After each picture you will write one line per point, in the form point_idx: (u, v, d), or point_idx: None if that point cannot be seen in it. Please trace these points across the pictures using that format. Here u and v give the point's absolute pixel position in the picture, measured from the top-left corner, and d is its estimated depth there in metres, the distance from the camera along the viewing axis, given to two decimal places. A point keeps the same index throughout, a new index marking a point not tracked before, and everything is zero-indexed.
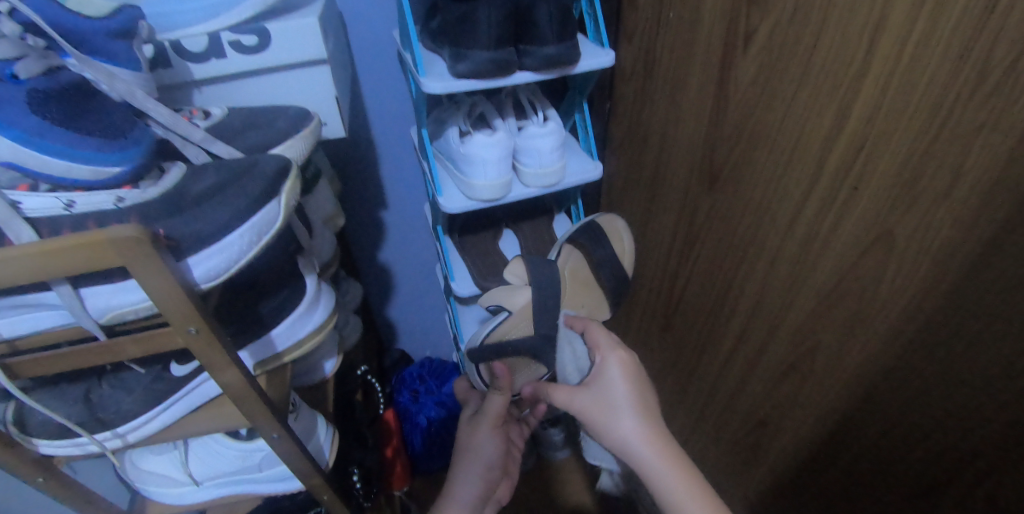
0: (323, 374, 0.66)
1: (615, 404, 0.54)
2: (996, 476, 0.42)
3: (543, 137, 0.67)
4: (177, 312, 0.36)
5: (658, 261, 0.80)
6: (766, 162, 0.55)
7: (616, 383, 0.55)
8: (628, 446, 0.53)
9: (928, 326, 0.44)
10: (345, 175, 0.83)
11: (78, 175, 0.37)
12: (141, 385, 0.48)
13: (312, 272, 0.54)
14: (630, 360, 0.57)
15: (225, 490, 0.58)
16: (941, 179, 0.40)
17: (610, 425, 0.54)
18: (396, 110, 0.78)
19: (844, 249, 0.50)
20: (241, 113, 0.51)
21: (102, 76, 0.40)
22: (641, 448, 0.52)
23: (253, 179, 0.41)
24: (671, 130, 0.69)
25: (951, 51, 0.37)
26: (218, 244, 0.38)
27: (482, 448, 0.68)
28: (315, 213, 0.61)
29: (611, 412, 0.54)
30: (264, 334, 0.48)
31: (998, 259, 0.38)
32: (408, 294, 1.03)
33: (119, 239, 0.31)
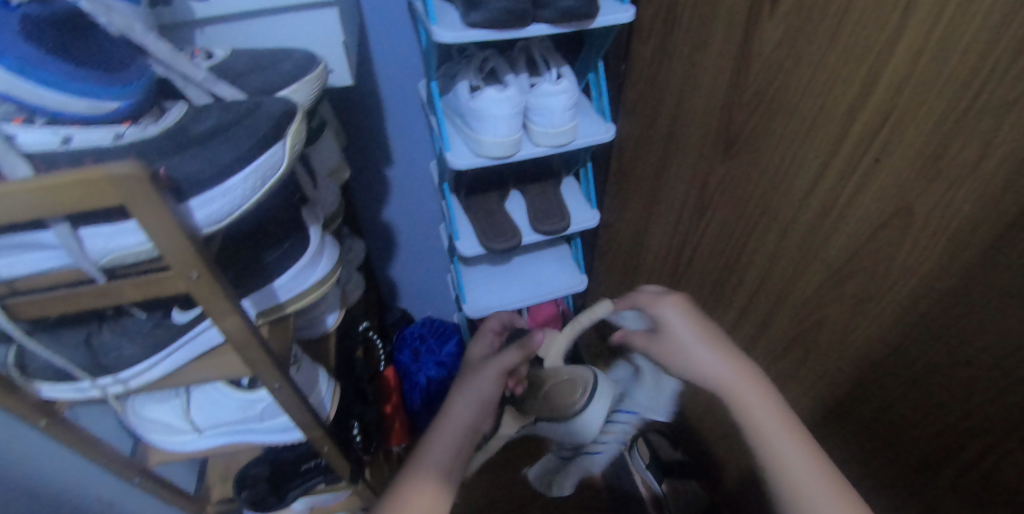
0: (326, 328, 0.65)
1: (682, 342, 0.56)
2: (998, 456, 0.42)
3: (555, 95, 0.65)
4: (179, 257, 0.35)
5: (665, 228, 0.79)
6: (785, 130, 0.53)
7: (677, 323, 0.57)
8: (716, 378, 0.53)
9: (940, 302, 0.43)
10: (350, 129, 0.81)
11: (75, 109, 0.36)
12: (141, 331, 0.47)
13: (316, 223, 0.53)
14: (684, 301, 0.59)
15: (227, 439, 0.58)
16: (968, 154, 0.38)
17: (693, 358, 0.55)
18: (404, 63, 0.75)
19: (859, 222, 0.48)
20: (244, 54, 0.49)
21: (98, 8, 0.36)
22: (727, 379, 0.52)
23: (256, 120, 0.39)
24: (687, 93, 0.66)
25: (992, 17, 0.35)
26: (221, 188, 0.37)
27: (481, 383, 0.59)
28: (320, 164, 0.60)
29: (682, 351, 0.56)
30: (266, 284, 0.47)
31: (1020, 238, 0.37)
32: (410, 254, 1.03)
33: (117, 176, 0.30)
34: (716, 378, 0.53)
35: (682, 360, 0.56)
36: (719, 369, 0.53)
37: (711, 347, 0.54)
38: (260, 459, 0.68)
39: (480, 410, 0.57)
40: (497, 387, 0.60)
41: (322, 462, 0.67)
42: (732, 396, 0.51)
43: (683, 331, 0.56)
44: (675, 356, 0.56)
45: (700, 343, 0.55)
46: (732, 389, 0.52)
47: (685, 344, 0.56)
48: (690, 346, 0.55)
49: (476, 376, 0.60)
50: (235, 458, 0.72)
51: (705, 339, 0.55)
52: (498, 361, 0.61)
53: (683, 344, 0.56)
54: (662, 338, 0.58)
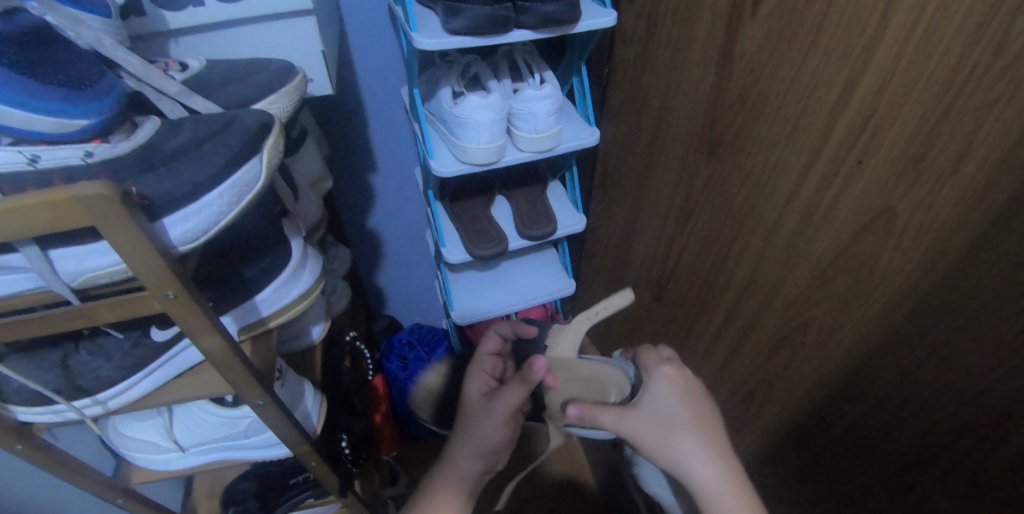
0: (311, 340, 0.64)
1: (670, 421, 0.50)
2: (984, 454, 0.43)
3: (538, 100, 0.65)
4: (154, 277, 0.34)
5: (651, 231, 0.79)
6: (768, 133, 0.54)
7: (669, 397, 0.52)
8: (690, 469, 0.48)
9: (923, 303, 0.44)
10: (332, 136, 0.80)
11: (43, 128, 0.35)
12: (119, 351, 0.46)
13: (297, 236, 0.52)
14: (678, 373, 0.55)
15: (211, 456, 0.57)
16: (948, 155, 0.39)
17: (675, 442, 0.49)
18: (386, 69, 0.74)
19: (843, 225, 0.49)
20: (219, 65, 0.48)
21: (66, 22, 0.37)
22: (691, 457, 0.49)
23: (232, 134, 0.38)
24: (671, 96, 0.66)
25: (970, 20, 0.35)
26: (196, 205, 0.36)
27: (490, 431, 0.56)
28: (301, 174, 0.59)
29: (665, 427, 0.50)
30: (247, 299, 0.47)
31: (1000, 239, 0.37)
32: (397, 261, 1.02)
33: (86, 197, 0.29)
34: (688, 468, 0.49)
35: (640, 439, 0.51)
36: (696, 462, 0.48)
37: (681, 426, 0.50)
38: (246, 475, 0.66)
39: (486, 461, 0.56)
40: (504, 433, 0.56)
41: (310, 476, 0.66)
42: (693, 481, 0.48)
43: (676, 407, 0.51)
44: (653, 435, 0.50)
45: (664, 422, 0.51)
46: (697, 474, 0.48)
47: (656, 429, 0.50)
48: (650, 435, 0.50)
49: (481, 423, 0.56)
50: (221, 474, 0.71)
51: (687, 418, 0.50)
52: (502, 404, 0.56)
53: (670, 423, 0.50)
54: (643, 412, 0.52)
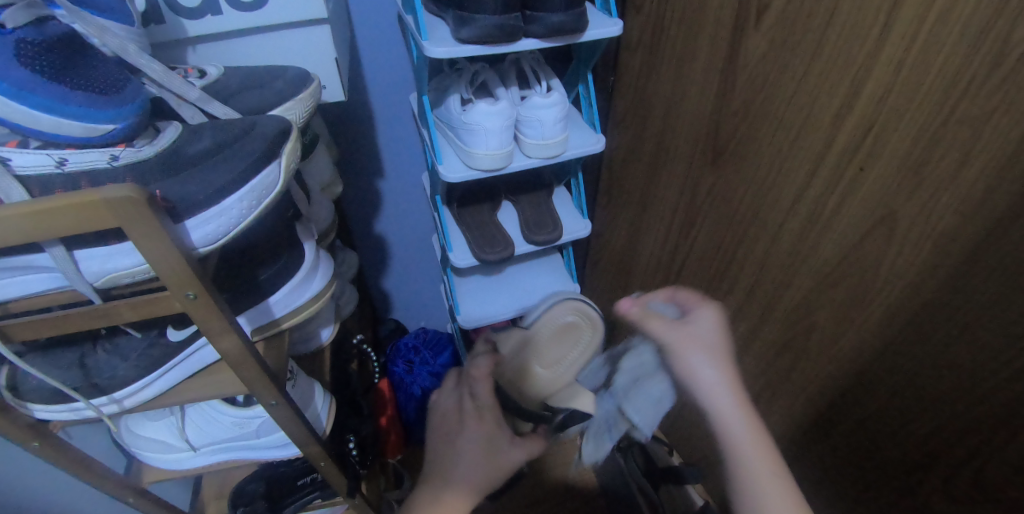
0: (320, 342, 0.65)
1: (700, 351, 0.53)
2: (986, 456, 0.43)
3: (545, 108, 0.66)
4: (174, 278, 0.35)
5: (656, 237, 0.80)
6: (771, 141, 0.55)
7: (708, 329, 0.56)
8: (716, 395, 0.50)
9: (925, 308, 0.45)
10: (341, 142, 0.81)
11: (71, 132, 0.36)
12: (137, 351, 0.47)
13: (310, 239, 0.53)
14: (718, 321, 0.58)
15: (221, 456, 0.58)
16: (949, 164, 0.40)
17: (705, 372, 0.51)
18: (396, 76, 0.76)
19: (846, 230, 0.50)
20: (237, 72, 0.49)
21: (93, 30, 0.38)
22: (720, 401, 0.49)
23: (252, 140, 0.39)
24: (676, 103, 0.68)
25: (969, 32, 0.36)
26: (217, 208, 0.37)
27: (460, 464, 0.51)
28: (312, 179, 0.60)
29: (701, 349, 0.53)
30: (262, 301, 0.48)
31: (999, 244, 0.38)
32: (403, 265, 1.03)
33: (116, 199, 0.30)
34: (715, 402, 0.50)
35: (681, 354, 0.53)
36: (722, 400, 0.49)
37: (718, 363, 0.52)
38: (255, 475, 0.67)
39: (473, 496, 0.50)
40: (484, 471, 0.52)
41: (318, 477, 0.67)
42: (722, 425, 0.48)
43: (710, 337, 0.55)
44: (684, 353, 0.53)
45: (707, 353, 0.53)
46: (726, 419, 0.49)
47: (699, 346, 0.53)
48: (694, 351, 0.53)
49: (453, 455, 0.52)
50: (230, 475, 0.71)
51: (719, 353, 0.53)
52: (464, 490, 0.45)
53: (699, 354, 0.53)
54: (683, 331, 0.55)
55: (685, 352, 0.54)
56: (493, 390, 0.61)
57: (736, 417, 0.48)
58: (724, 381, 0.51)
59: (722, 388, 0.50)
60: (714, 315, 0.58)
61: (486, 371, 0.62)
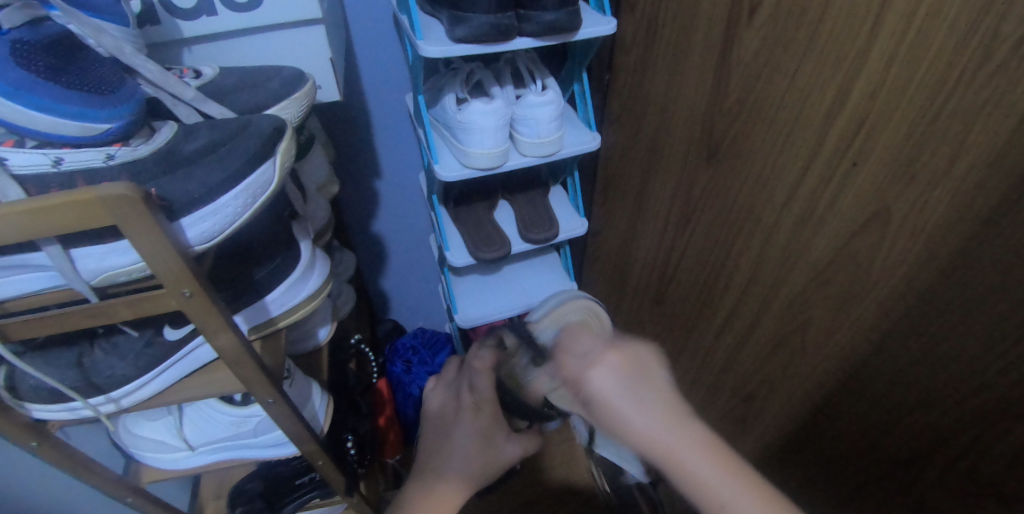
0: (317, 341, 0.65)
1: (619, 408, 0.41)
2: (979, 448, 0.44)
3: (540, 106, 0.66)
4: (171, 275, 0.36)
5: (652, 234, 0.81)
6: (765, 137, 0.55)
7: (614, 376, 0.42)
8: (652, 444, 0.40)
9: (918, 301, 0.45)
10: (338, 142, 0.81)
11: (67, 131, 0.36)
12: (134, 349, 0.47)
13: (306, 238, 0.53)
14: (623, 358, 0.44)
15: (219, 455, 0.58)
16: (940, 158, 0.40)
17: (628, 426, 0.41)
18: (392, 76, 0.76)
19: (839, 225, 0.50)
20: (233, 72, 0.49)
21: (89, 31, 0.38)
22: (666, 448, 0.40)
23: (247, 138, 0.40)
24: (670, 102, 0.68)
25: (958, 27, 0.36)
26: (212, 207, 0.37)
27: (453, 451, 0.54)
28: (309, 178, 0.60)
29: (609, 400, 0.42)
30: (258, 299, 0.48)
31: (991, 237, 0.38)
32: (401, 265, 1.03)
33: (112, 197, 0.30)
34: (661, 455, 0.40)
35: (610, 421, 0.42)
36: (667, 452, 0.40)
37: (648, 402, 0.41)
38: (254, 475, 0.67)
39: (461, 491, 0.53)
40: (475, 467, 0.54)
41: (317, 476, 0.67)
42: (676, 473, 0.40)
43: (622, 385, 0.42)
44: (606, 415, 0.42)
45: (620, 390, 0.42)
46: (676, 466, 0.40)
47: (633, 390, 0.42)
48: (610, 396, 0.42)
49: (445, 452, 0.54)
50: (228, 474, 0.71)
51: (630, 386, 0.42)
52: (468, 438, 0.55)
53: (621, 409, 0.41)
54: (599, 391, 0.42)
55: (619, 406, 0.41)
56: (495, 383, 0.59)
57: (691, 456, 0.40)
58: (662, 426, 0.40)
59: (659, 427, 0.41)
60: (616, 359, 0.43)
61: (489, 364, 0.60)
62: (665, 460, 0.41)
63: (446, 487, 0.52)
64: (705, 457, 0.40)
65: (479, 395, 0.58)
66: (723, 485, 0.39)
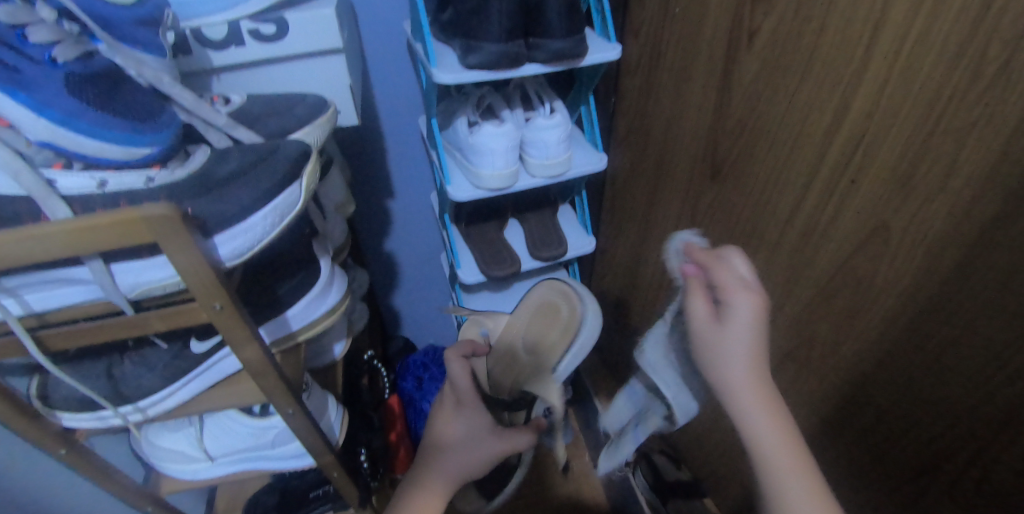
0: (333, 357, 0.67)
1: (731, 341, 0.42)
2: (987, 460, 0.44)
3: (549, 129, 0.69)
4: (204, 289, 0.38)
5: (659, 251, 0.82)
6: (766, 155, 0.57)
7: (743, 314, 0.42)
8: (729, 387, 0.41)
9: (921, 314, 0.46)
10: (353, 163, 0.85)
11: (112, 155, 0.39)
12: (161, 361, 0.49)
13: (326, 255, 0.55)
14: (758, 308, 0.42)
15: (237, 466, 0.59)
16: (935, 175, 0.42)
17: (718, 355, 0.42)
18: (406, 100, 0.79)
19: (842, 240, 0.51)
20: (259, 99, 0.52)
21: (131, 62, 0.42)
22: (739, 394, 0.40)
23: (275, 161, 0.42)
24: (675, 123, 0.70)
25: (947, 50, 0.39)
26: (243, 225, 0.39)
27: (442, 438, 0.56)
28: (328, 198, 0.63)
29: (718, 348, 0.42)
30: (279, 314, 0.50)
31: (989, 249, 0.40)
32: (413, 283, 1.05)
33: (153, 216, 0.33)
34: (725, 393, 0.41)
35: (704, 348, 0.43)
36: (737, 395, 0.40)
37: (745, 350, 0.41)
38: (269, 488, 0.68)
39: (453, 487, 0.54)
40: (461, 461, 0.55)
41: (330, 489, 0.67)
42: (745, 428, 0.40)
43: (735, 344, 0.41)
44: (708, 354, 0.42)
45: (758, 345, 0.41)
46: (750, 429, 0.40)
47: (729, 347, 0.41)
48: (722, 341, 0.42)
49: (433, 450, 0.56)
50: (243, 487, 0.73)
51: (747, 353, 0.41)
52: (452, 430, 0.57)
53: (721, 341, 0.42)
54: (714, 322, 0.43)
55: (717, 350, 0.42)
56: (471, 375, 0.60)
57: (759, 414, 0.40)
58: (744, 375, 0.41)
59: (745, 369, 0.41)
60: (751, 301, 0.42)
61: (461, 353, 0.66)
62: (732, 400, 0.41)
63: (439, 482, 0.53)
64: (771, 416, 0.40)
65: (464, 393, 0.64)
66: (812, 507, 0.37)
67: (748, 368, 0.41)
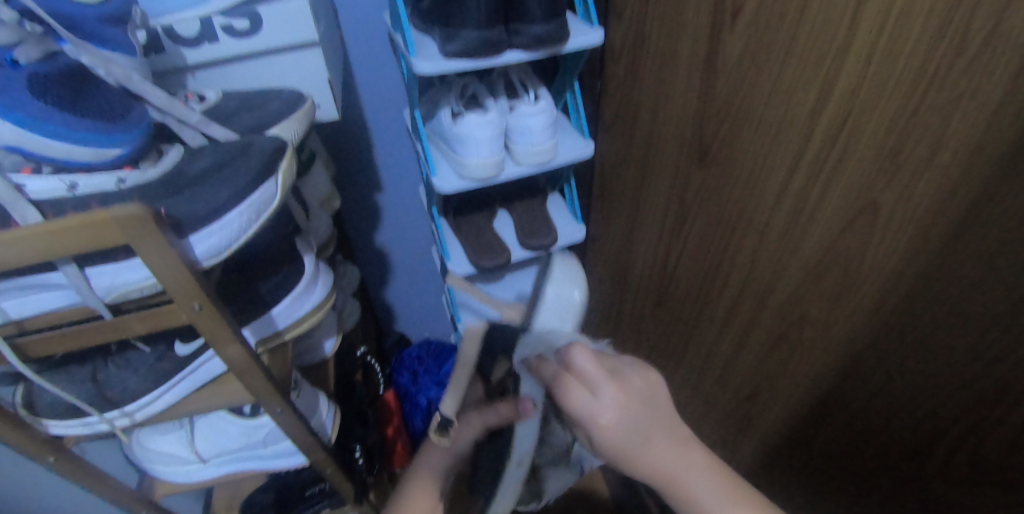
0: (323, 354, 0.67)
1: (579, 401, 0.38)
2: (981, 436, 0.44)
3: (534, 116, 0.68)
4: (182, 289, 0.37)
5: (649, 237, 0.82)
6: (753, 137, 0.57)
7: (584, 367, 0.40)
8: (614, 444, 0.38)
9: (912, 291, 0.46)
10: (339, 158, 0.84)
11: (81, 157, 0.38)
12: (145, 364, 0.49)
13: (310, 252, 0.55)
14: (626, 387, 0.39)
15: (229, 467, 0.59)
16: (921, 151, 0.41)
17: (583, 410, 0.38)
18: (389, 93, 0.78)
19: (830, 219, 0.51)
20: (234, 96, 0.52)
21: (98, 62, 0.40)
22: (645, 456, 0.37)
23: (250, 157, 0.41)
24: (661, 108, 0.70)
25: (932, 24, 0.38)
26: (219, 223, 0.39)
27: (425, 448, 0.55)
28: (311, 194, 0.62)
29: (589, 385, 0.39)
30: (265, 312, 0.49)
31: (975, 225, 0.39)
32: (405, 277, 1.05)
33: (122, 216, 0.32)
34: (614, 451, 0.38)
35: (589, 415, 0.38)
36: (620, 444, 0.38)
37: (614, 390, 0.38)
38: (265, 486, 0.68)
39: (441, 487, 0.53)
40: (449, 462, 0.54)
41: (327, 486, 0.68)
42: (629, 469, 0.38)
43: (598, 382, 0.39)
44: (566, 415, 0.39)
45: (636, 413, 0.38)
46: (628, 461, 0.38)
47: (613, 387, 0.39)
48: (608, 409, 0.38)
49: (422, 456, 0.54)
50: (239, 486, 0.72)
51: (651, 414, 0.39)
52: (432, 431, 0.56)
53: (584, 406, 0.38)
54: (597, 397, 0.38)
55: (590, 399, 0.39)
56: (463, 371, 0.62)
57: (640, 451, 0.38)
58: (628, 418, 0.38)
59: (639, 418, 0.39)
60: (617, 389, 0.38)
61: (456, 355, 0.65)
62: (619, 455, 0.38)
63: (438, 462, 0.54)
64: (705, 475, 0.38)
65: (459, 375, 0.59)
66: (725, 511, 0.36)
67: (646, 418, 0.38)
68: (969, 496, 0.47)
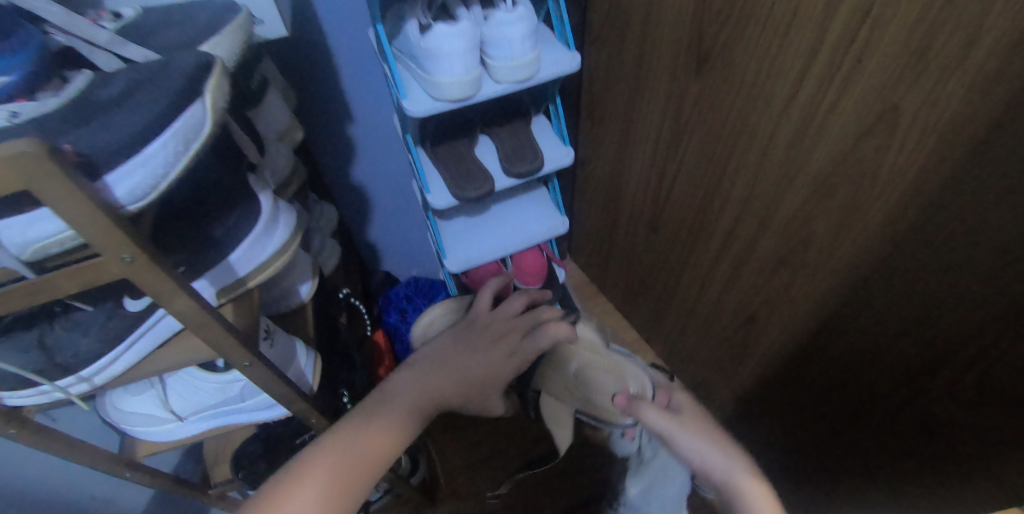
0: (300, 298, 0.63)
1: (660, 424, 0.51)
2: (988, 360, 0.43)
3: (511, 24, 0.61)
4: (105, 239, 0.32)
5: (643, 158, 0.77)
6: (758, 40, 0.50)
7: (688, 407, 0.54)
8: (720, 468, 0.47)
9: (930, 205, 0.43)
10: (301, 86, 0.75)
11: None
12: (95, 324, 0.43)
13: (266, 190, 0.49)
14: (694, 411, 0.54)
15: (212, 422, 0.56)
16: (957, 45, 0.36)
17: (685, 440, 0.49)
18: (349, 7, 0.69)
19: (844, 128, 0.46)
20: (158, 10, 0.44)
21: None
22: (738, 477, 0.46)
23: (168, 78, 0.35)
24: (654, 11, 0.62)
25: None
26: (139, 157, 0.33)
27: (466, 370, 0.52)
28: (267, 125, 0.56)
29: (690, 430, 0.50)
30: (221, 260, 0.45)
31: (1016, 126, 0.35)
32: (386, 214, 0.99)
33: (11, 155, 0.26)
34: (723, 474, 0.47)
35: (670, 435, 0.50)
36: (723, 466, 0.47)
37: (725, 447, 0.49)
38: (253, 437, 0.66)
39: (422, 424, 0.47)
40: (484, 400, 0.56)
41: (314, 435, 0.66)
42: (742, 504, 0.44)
43: (693, 424, 0.51)
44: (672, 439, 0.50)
45: (706, 438, 0.50)
46: (744, 495, 0.45)
47: (700, 430, 0.50)
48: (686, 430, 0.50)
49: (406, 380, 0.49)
50: (229, 438, 0.71)
51: (717, 437, 0.50)
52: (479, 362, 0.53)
53: (671, 430, 0.50)
54: (680, 418, 0.51)
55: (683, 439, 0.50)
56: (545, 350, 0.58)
57: (748, 485, 0.45)
58: (737, 462, 0.47)
59: (739, 470, 0.47)
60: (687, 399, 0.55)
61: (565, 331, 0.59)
62: (727, 481, 0.46)
63: (410, 397, 0.47)
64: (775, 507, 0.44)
65: (525, 346, 0.57)
66: None
67: (746, 465, 0.47)
68: (964, 417, 0.47)
